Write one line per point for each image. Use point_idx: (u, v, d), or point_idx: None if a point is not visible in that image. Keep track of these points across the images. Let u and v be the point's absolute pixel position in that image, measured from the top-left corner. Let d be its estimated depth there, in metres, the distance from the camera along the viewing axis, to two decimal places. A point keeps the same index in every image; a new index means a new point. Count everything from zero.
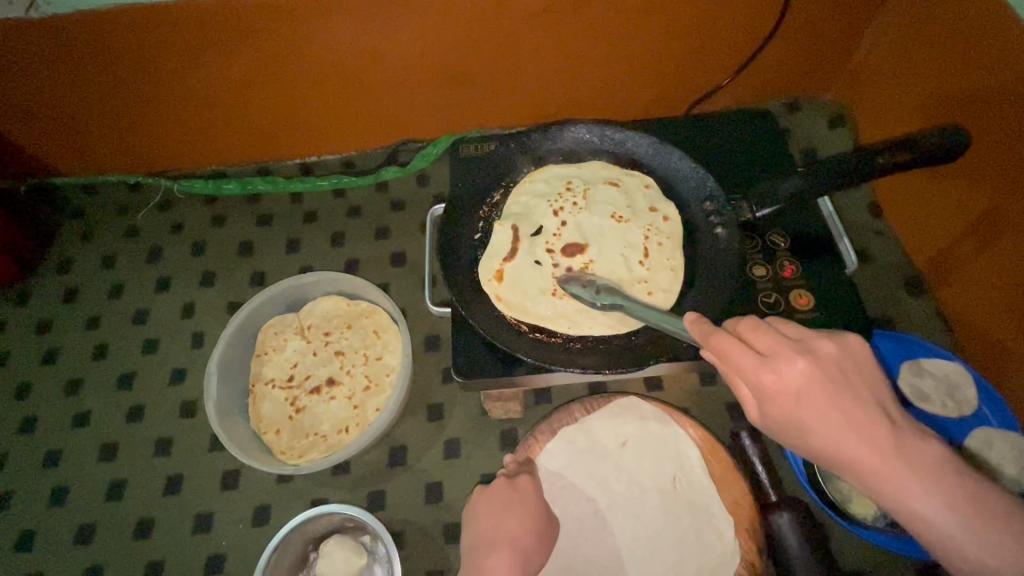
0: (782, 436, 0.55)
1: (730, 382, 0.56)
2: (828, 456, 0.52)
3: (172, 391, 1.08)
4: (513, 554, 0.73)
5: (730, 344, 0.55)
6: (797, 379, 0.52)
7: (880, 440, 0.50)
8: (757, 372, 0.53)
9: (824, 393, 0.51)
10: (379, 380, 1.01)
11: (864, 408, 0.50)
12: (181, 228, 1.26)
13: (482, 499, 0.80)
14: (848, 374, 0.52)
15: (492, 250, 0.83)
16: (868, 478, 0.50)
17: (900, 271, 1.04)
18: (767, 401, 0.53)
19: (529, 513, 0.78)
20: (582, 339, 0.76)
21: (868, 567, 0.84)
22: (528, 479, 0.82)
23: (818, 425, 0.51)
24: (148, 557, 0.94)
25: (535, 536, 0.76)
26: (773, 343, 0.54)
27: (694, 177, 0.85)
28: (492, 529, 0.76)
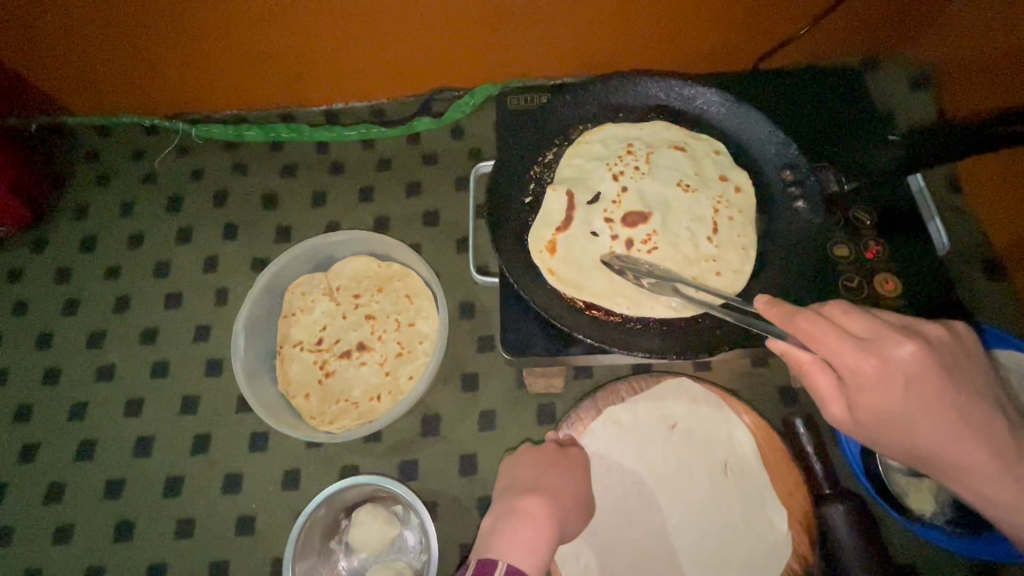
0: (866, 428, 0.53)
1: (812, 369, 0.54)
2: (920, 445, 0.51)
3: (197, 348, 1.04)
4: (551, 508, 0.71)
5: (821, 325, 0.51)
6: (906, 366, 0.49)
7: (986, 433, 0.49)
8: (858, 357, 0.49)
9: (935, 382, 0.48)
10: (412, 347, 0.97)
11: (972, 399, 0.49)
12: (201, 174, 1.18)
13: (531, 455, 0.80)
14: (956, 361, 0.50)
15: (545, 217, 0.75)
16: (959, 469, 0.50)
17: (978, 253, 0.95)
18: (863, 389, 0.50)
19: (574, 478, 0.77)
20: (643, 321, 0.69)
21: (922, 563, 0.81)
22: (579, 451, 0.81)
23: (923, 415, 0.49)
24: (178, 516, 0.93)
25: (575, 498, 0.75)
26: (873, 326, 0.51)
27: (774, 142, 0.76)
28: (535, 478, 0.76)
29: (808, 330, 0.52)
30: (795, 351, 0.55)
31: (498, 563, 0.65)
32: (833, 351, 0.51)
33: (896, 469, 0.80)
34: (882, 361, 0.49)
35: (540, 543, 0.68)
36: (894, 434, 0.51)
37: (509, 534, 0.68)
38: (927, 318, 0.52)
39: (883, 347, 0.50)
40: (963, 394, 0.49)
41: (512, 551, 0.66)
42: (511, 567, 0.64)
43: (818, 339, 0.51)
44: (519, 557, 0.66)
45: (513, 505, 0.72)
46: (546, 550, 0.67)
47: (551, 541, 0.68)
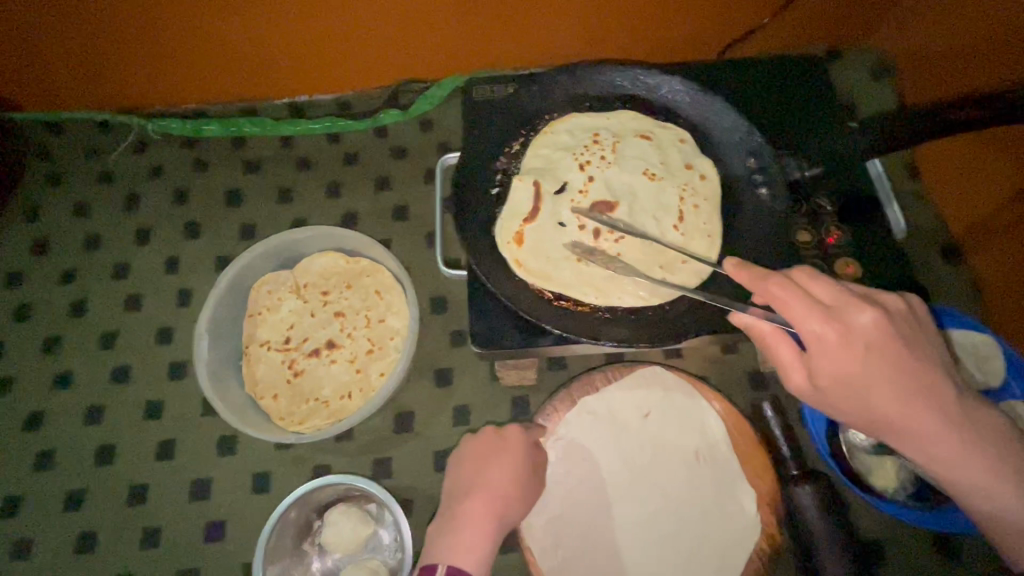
0: (826, 396, 0.56)
1: (776, 339, 0.58)
2: (877, 411, 0.54)
3: (159, 351, 1.00)
4: (488, 503, 0.73)
5: (787, 293, 0.54)
6: (863, 332, 0.53)
7: (934, 399, 0.53)
8: (822, 323, 0.53)
9: (891, 346, 0.52)
10: (383, 343, 0.95)
11: (922, 365, 0.53)
12: (160, 172, 1.14)
13: (470, 445, 0.79)
14: (909, 329, 0.54)
15: (512, 207, 0.74)
16: (913, 432, 0.54)
17: (936, 237, 0.97)
18: (825, 355, 0.53)
19: (512, 463, 0.76)
20: (611, 310, 0.69)
21: (889, 539, 0.83)
22: (516, 428, 0.80)
23: (880, 380, 0.52)
24: (144, 525, 0.90)
25: (512, 477, 0.75)
26: (836, 294, 0.54)
27: (738, 129, 0.76)
28: (473, 472, 0.76)
29: (779, 296, 0.54)
30: (759, 325, 0.59)
31: (438, 565, 0.68)
32: (799, 318, 0.53)
33: (860, 448, 0.82)
34: (844, 326, 0.53)
35: (479, 540, 0.70)
36: (853, 399, 0.54)
37: (451, 539, 0.70)
38: (882, 289, 0.56)
39: (845, 313, 0.53)
40: (914, 361, 0.53)
41: (452, 554, 0.69)
42: (450, 568, 0.67)
43: (785, 305, 0.54)
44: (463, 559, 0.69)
45: (453, 510, 0.73)
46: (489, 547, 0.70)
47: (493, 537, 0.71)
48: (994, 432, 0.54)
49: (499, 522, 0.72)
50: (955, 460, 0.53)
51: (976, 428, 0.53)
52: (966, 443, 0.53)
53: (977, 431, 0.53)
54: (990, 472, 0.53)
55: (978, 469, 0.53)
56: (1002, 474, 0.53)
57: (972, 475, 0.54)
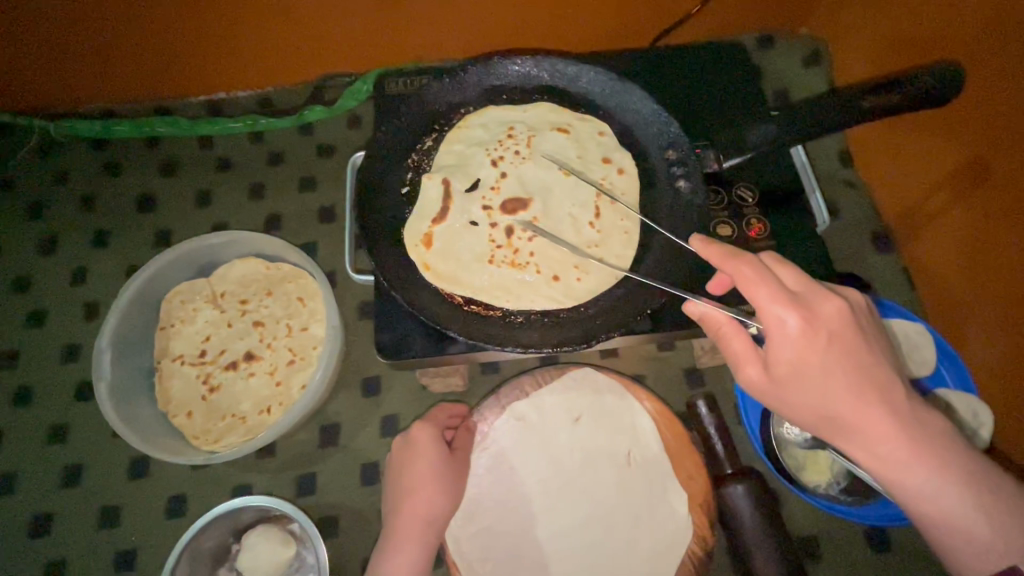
0: (779, 393, 0.52)
1: (731, 330, 0.54)
2: (833, 412, 0.49)
3: (65, 370, 0.94)
4: (416, 512, 0.72)
5: (755, 272, 0.50)
6: (827, 320, 0.49)
7: (889, 401, 0.49)
8: (788, 307, 0.49)
9: (852, 338, 0.49)
10: (305, 353, 0.90)
11: (879, 362, 0.50)
12: (66, 177, 1.07)
13: (395, 454, 0.77)
14: (869, 325, 0.51)
15: (421, 208, 0.70)
16: (873, 439, 0.49)
17: (869, 226, 0.97)
18: (785, 343, 0.49)
19: (425, 467, 0.73)
20: (523, 313, 0.66)
21: (823, 534, 0.82)
22: (422, 429, 0.76)
23: (838, 373, 0.49)
24: (47, 557, 0.84)
25: (434, 478, 0.73)
26: (802, 280, 0.51)
27: (656, 120, 0.73)
28: (398, 488, 0.75)
29: (745, 274, 0.50)
30: (714, 313, 0.55)
31: None
32: (763, 301, 0.50)
33: (793, 443, 0.80)
34: (808, 312, 0.49)
35: (412, 550, 0.71)
36: (807, 396, 0.50)
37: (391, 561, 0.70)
38: (843, 285, 0.54)
39: (810, 300, 0.50)
40: (873, 356, 0.50)
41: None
42: None
43: (750, 286, 0.50)
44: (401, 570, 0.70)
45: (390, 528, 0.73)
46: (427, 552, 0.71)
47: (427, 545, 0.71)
48: (960, 445, 0.49)
49: (431, 527, 0.72)
50: (910, 468, 0.48)
51: (942, 440, 0.49)
52: (929, 455, 0.48)
53: (941, 444, 0.48)
54: (959, 488, 0.48)
55: (944, 486, 0.48)
56: (972, 491, 0.48)
57: (937, 493, 0.48)
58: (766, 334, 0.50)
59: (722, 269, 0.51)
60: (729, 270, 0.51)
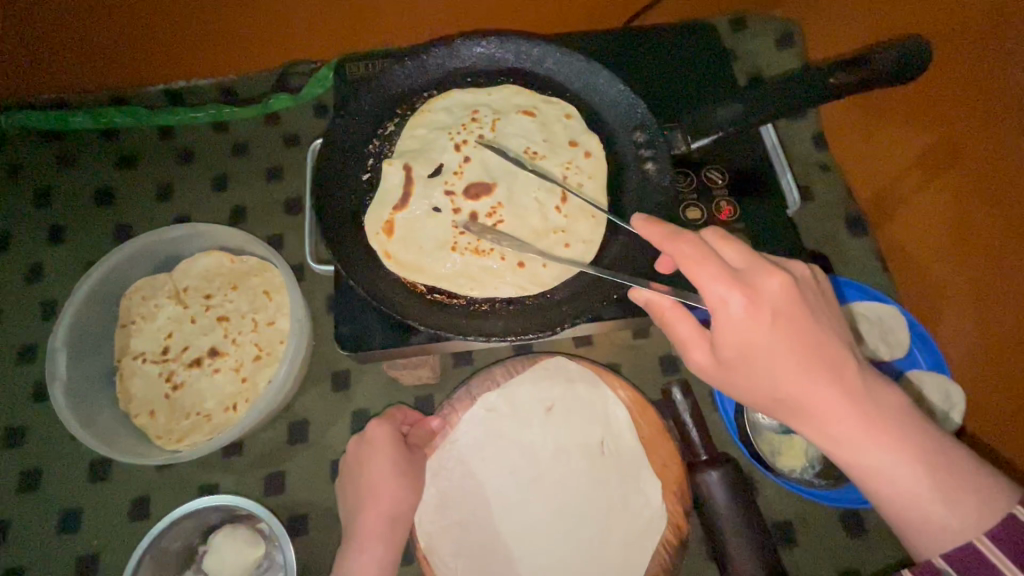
0: (728, 374, 0.52)
1: (678, 312, 0.53)
2: (781, 391, 0.49)
3: (22, 371, 0.90)
4: (380, 511, 0.71)
5: (696, 252, 0.49)
6: (772, 297, 0.48)
7: (840, 378, 0.48)
8: (730, 286, 0.48)
9: (799, 316, 0.48)
10: (271, 348, 0.88)
11: (829, 338, 0.49)
12: (19, 171, 1.02)
13: (353, 451, 0.76)
14: (818, 299, 0.50)
15: (381, 195, 0.68)
16: (822, 417, 0.48)
17: (843, 209, 0.96)
18: (728, 324, 0.48)
19: (386, 464, 0.73)
20: (489, 301, 0.64)
21: (798, 518, 0.82)
22: (380, 428, 0.75)
23: (784, 352, 0.48)
24: (5, 565, 0.81)
25: (393, 475, 0.72)
26: (746, 257, 0.50)
27: (624, 102, 0.71)
28: (355, 490, 0.74)
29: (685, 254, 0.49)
30: (659, 299, 0.54)
31: None
32: (705, 281, 0.48)
33: (766, 427, 0.80)
34: (752, 290, 0.48)
35: (376, 547, 0.71)
36: (754, 376, 0.49)
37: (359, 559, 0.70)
38: (792, 259, 0.53)
39: (754, 277, 0.49)
40: (822, 332, 0.48)
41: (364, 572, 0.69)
42: None
43: (691, 266, 0.49)
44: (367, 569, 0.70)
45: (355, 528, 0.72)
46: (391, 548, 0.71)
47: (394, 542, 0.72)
48: (918, 421, 0.48)
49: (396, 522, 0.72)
50: (863, 447, 0.47)
51: (896, 416, 0.47)
52: (882, 432, 0.47)
53: (894, 420, 0.47)
54: (914, 465, 0.47)
55: (899, 463, 0.47)
56: (930, 469, 0.47)
57: (893, 472, 0.47)
58: (710, 316, 0.49)
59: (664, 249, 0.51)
60: (671, 250, 0.50)
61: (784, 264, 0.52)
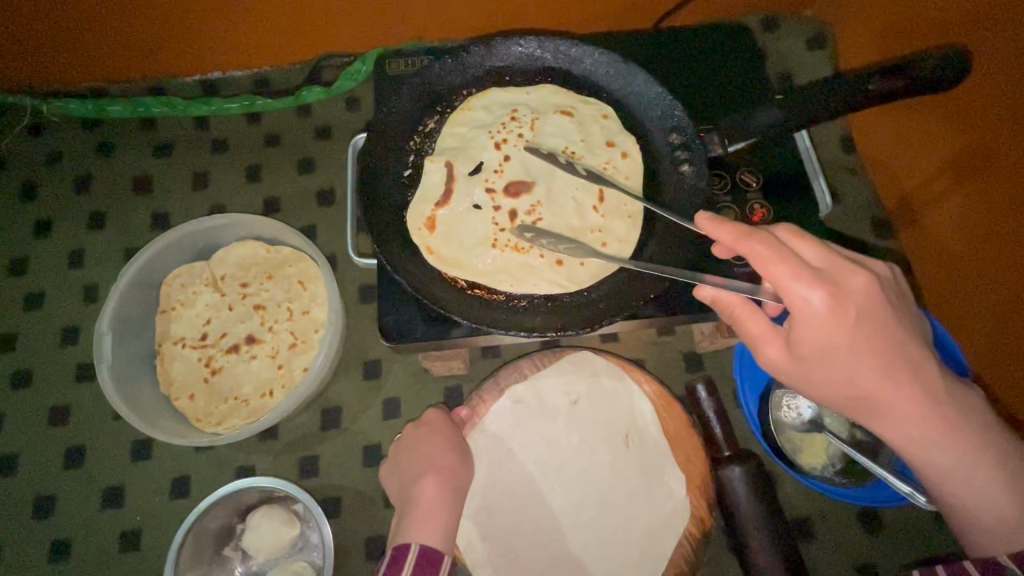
0: (804, 372, 0.54)
1: (748, 313, 0.55)
2: (858, 388, 0.52)
3: (64, 353, 0.93)
4: (440, 479, 0.73)
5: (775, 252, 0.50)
6: (854, 296, 0.50)
7: (912, 375, 0.51)
8: (813, 285, 0.50)
9: (879, 315, 0.51)
10: (306, 337, 0.90)
11: (905, 336, 0.52)
12: (59, 157, 1.05)
13: (407, 434, 0.80)
14: (896, 297, 0.53)
15: (423, 191, 0.70)
16: (896, 412, 0.52)
17: (868, 213, 0.97)
18: (810, 323, 0.50)
19: (441, 441, 0.77)
20: (526, 298, 0.66)
21: (816, 514, 0.84)
22: (436, 413, 0.81)
23: (865, 351, 0.51)
24: (51, 537, 0.84)
25: (455, 451, 0.76)
26: (825, 257, 0.52)
27: (661, 104, 0.73)
28: (414, 466, 0.76)
29: (765, 254, 0.50)
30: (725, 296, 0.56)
31: (410, 547, 0.68)
32: (787, 282, 0.50)
33: (790, 426, 0.82)
34: (836, 289, 0.50)
35: (444, 514, 0.71)
36: (834, 374, 0.52)
37: (419, 521, 0.71)
38: (866, 257, 0.55)
39: (836, 275, 0.51)
40: (900, 331, 0.51)
41: (424, 531, 0.70)
42: (423, 546, 0.68)
43: (773, 266, 0.50)
44: (433, 536, 0.70)
45: (413, 496, 0.73)
46: (454, 518, 0.72)
47: (454, 507, 0.73)
48: (981, 413, 0.52)
49: (455, 490, 0.73)
50: (935, 442, 0.51)
51: (963, 410, 0.51)
52: (951, 426, 0.51)
53: (963, 413, 0.51)
54: (974, 455, 0.51)
55: (963, 454, 0.51)
56: (984, 461, 0.51)
57: (955, 462, 0.52)
58: (791, 314, 0.51)
59: (736, 248, 0.51)
60: (747, 250, 0.51)
61: (859, 261, 0.54)
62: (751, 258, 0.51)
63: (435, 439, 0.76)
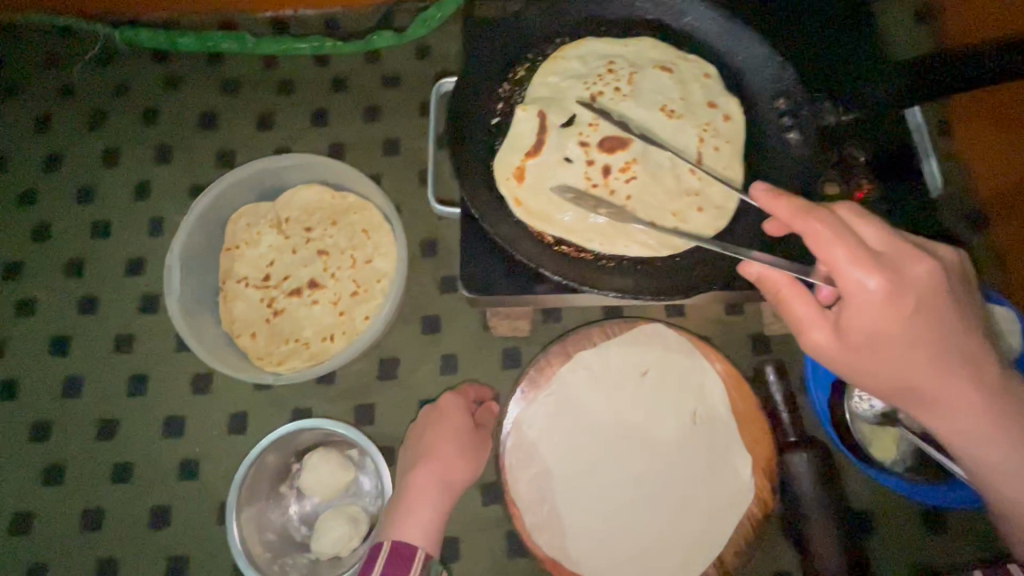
0: (850, 362, 0.53)
1: (793, 300, 0.54)
2: (907, 379, 0.51)
3: (129, 284, 0.94)
4: (431, 476, 0.71)
5: (830, 233, 0.49)
6: (914, 283, 0.49)
7: (972, 369, 0.50)
8: (870, 270, 0.48)
9: (940, 305, 0.49)
10: (369, 286, 0.89)
11: (966, 327, 0.50)
12: (128, 88, 1.04)
13: (421, 416, 0.77)
14: (960, 287, 0.51)
15: (512, 140, 0.67)
16: (945, 405, 0.51)
17: (961, 204, 0.92)
18: (865, 308, 0.49)
19: (448, 431, 0.74)
20: (616, 259, 0.63)
21: (879, 509, 0.81)
22: (454, 398, 0.77)
23: (921, 341, 0.49)
24: (114, 460, 0.86)
25: (457, 447, 0.73)
26: (886, 241, 0.50)
27: (768, 67, 0.69)
28: (414, 452, 0.74)
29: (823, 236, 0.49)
30: (775, 276, 0.55)
31: (382, 543, 0.67)
32: (843, 265, 0.49)
33: (861, 418, 0.79)
34: (895, 275, 0.49)
35: (425, 512, 0.69)
36: (883, 364, 0.51)
37: (402, 515, 0.69)
38: (932, 243, 0.54)
39: (899, 262, 0.50)
40: (960, 322, 0.50)
41: (404, 526, 0.68)
42: (396, 544, 0.67)
43: (829, 249, 0.49)
44: (414, 534, 0.68)
45: (402, 488, 0.71)
46: (439, 518, 0.70)
47: (441, 509, 0.70)
48: None
49: (446, 490, 0.71)
50: (986, 438, 0.50)
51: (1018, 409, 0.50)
52: (1004, 425, 0.50)
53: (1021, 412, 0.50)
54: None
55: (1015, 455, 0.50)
56: None
57: (1005, 461, 0.50)
58: (845, 299, 0.50)
59: (792, 227, 0.50)
60: (804, 229, 0.50)
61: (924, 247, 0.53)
62: (807, 237, 0.50)
63: (441, 430, 0.73)
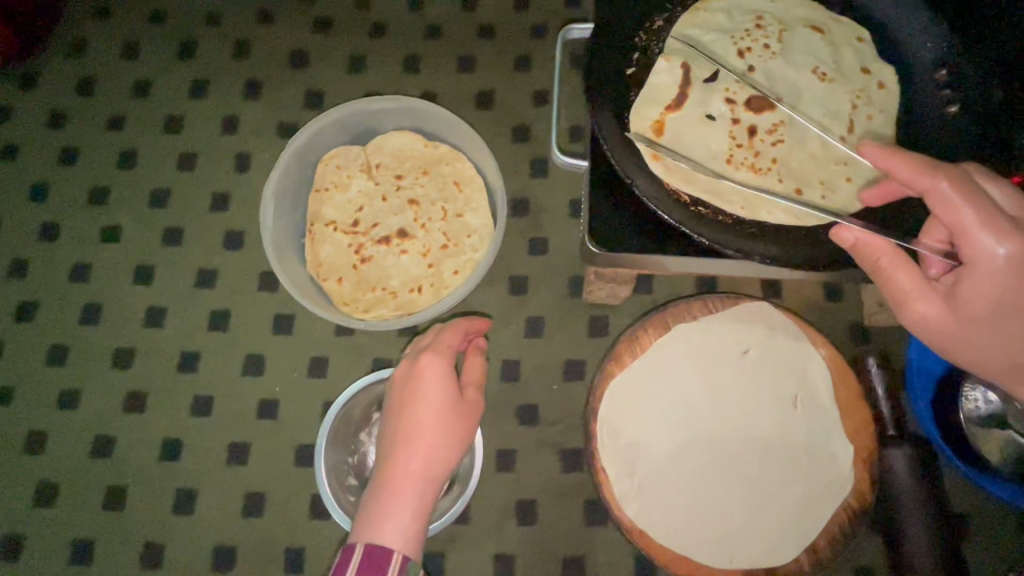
0: (960, 332, 0.52)
1: (897, 270, 0.51)
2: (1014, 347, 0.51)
3: (214, 218, 0.93)
4: (413, 466, 0.60)
5: (958, 195, 0.48)
6: None
7: None
8: (1003, 236, 0.48)
9: None
10: (458, 241, 0.87)
11: None
12: (220, 19, 1.01)
13: (396, 386, 0.66)
14: None
15: (651, 92, 0.63)
16: None
17: None
18: (993, 276, 0.48)
19: (425, 409, 0.63)
20: (757, 226, 0.60)
21: (971, 513, 0.78)
22: (433, 364, 0.65)
23: None
24: (194, 392, 0.86)
25: (437, 427, 0.62)
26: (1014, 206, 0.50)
27: (928, 37, 0.66)
28: (391, 433, 0.63)
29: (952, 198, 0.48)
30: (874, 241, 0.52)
31: (355, 546, 0.57)
32: (974, 229, 0.48)
33: (971, 418, 0.74)
34: None
35: (403, 513, 0.59)
36: (996, 332, 0.51)
37: (380, 513, 0.59)
38: None
39: None
40: None
41: (381, 526, 0.58)
42: (370, 547, 0.57)
43: (956, 212, 0.48)
44: (390, 537, 0.58)
45: (378, 478, 0.61)
46: (421, 516, 0.59)
47: (422, 507, 0.60)
48: None
49: (428, 481, 0.61)
50: None
51: None
52: None
53: None
54: None
55: None
56: None
57: None
58: (968, 265, 0.49)
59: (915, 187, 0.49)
60: (928, 189, 0.49)
61: None
62: (929, 196, 0.49)
63: (421, 406, 0.63)
